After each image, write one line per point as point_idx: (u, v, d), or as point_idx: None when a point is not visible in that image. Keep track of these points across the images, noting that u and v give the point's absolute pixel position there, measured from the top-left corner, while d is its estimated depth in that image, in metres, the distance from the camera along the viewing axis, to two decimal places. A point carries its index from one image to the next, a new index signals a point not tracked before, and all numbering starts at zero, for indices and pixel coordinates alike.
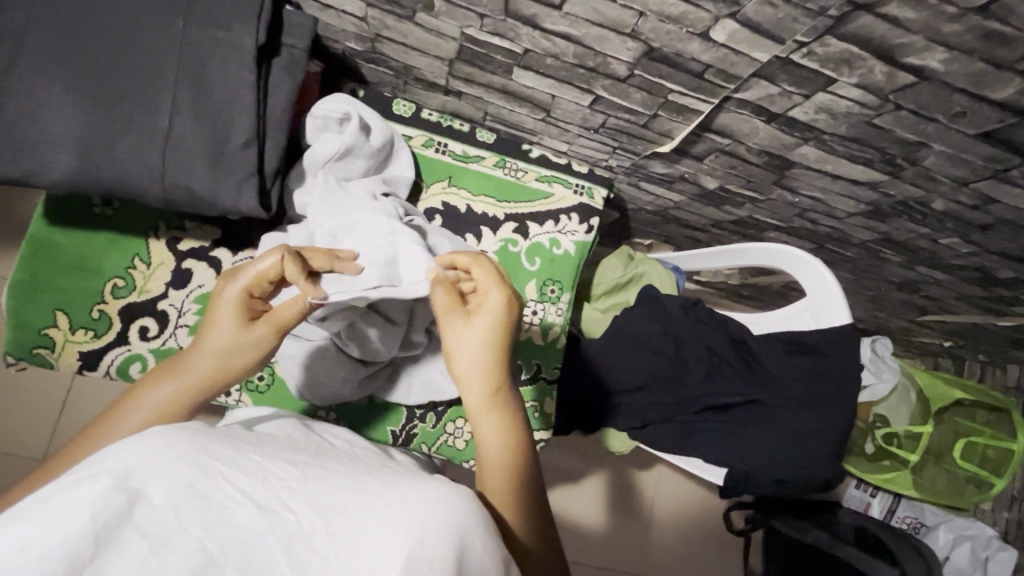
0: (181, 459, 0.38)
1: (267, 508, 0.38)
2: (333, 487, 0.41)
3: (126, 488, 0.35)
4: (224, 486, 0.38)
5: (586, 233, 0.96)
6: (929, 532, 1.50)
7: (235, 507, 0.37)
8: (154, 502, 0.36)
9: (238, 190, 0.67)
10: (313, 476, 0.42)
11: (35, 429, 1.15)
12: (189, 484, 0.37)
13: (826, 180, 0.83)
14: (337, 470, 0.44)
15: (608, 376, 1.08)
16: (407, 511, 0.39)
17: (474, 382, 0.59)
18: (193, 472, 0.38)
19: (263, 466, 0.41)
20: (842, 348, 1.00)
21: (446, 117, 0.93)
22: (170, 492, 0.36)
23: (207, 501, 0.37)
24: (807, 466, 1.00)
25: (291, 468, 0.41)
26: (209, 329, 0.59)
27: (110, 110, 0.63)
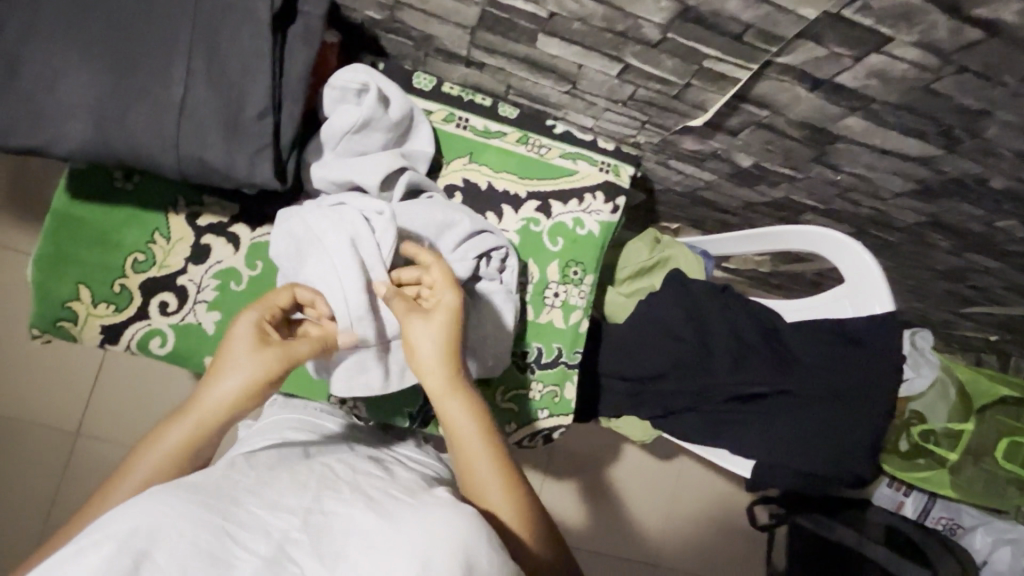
0: (184, 518, 0.40)
1: (273, 560, 0.40)
2: (337, 532, 0.43)
3: (130, 550, 0.38)
4: (228, 543, 0.40)
5: (611, 213, 0.93)
6: (966, 534, 1.45)
7: (239, 563, 0.39)
8: (158, 563, 0.38)
9: (253, 161, 0.65)
10: (315, 524, 0.43)
11: (63, 403, 1.17)
12: (191, 543, 0.39)
13: (872, 155, 0.77)
14: (343, 506, 0.45)
15: (630, 362, 1.04)
16: (411, 548, 0.41)
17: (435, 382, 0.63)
18: (195, 529, 0.40)
19: (265, 519, 0.43)
20: (880, 337, 0.95)
21: (467, 91, 0.90)
22: (173, 553, 0.38)
23: (213, 559, 0.39)
24: (840, 459, 0.95)
25: (291, 517, 0.43)
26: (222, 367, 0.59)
27: (125, 78, 0.62)
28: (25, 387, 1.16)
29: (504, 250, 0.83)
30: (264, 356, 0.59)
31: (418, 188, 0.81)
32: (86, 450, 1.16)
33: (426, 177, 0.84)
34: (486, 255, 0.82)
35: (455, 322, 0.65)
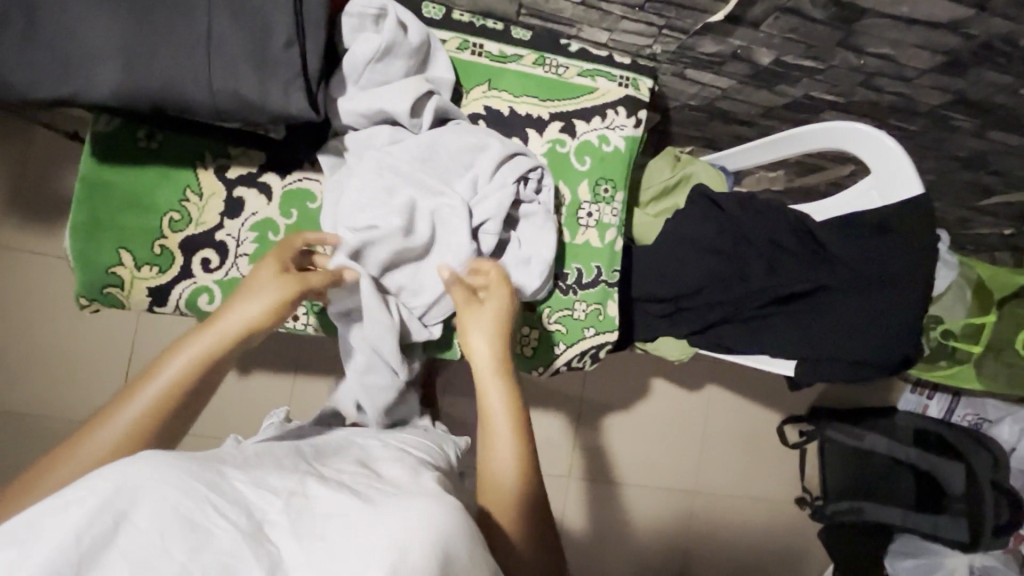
0: (169, 485, 0.41)
1: (252, 534, 0.41)
2: (316, 515, 0.44)
3: (112, 509, 0.38)
4: (209, 512, 0.41)
5: (634, 127, 0.92)
6: (994, 426, 1.52)
7: (219, 530, 0.40)
8: (137, 524, 0.38)
9: (287, 91, 0.64)
10: (294, 508, 0.44)
11: (101, 392, 1.18)
12: (175, 508, 0.40)
13: (899, 29, 0.77)
14: (323, 492, 0.47)
15: (665, 280, 1.05)
16: (386, 530, 0.43)
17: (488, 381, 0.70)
18: (179, 495, 0.40)
19: (246, 494, 0.44)
20: (912, 221, 0.95)
21: (478, 17, 0.89)
22: (156, 516, 0.39)
23: (193, 525, 0.39)
24: (883, 344, 0.97)
25: (274, 499, 0.45)
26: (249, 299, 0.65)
27: (150, 17, 0.61)
28: (66, 374, 1.16)
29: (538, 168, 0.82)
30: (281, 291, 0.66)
31: (445, 115, 0.81)
32: None
33: (451, 105, 0.83)
34: (523, 179, 0.82)
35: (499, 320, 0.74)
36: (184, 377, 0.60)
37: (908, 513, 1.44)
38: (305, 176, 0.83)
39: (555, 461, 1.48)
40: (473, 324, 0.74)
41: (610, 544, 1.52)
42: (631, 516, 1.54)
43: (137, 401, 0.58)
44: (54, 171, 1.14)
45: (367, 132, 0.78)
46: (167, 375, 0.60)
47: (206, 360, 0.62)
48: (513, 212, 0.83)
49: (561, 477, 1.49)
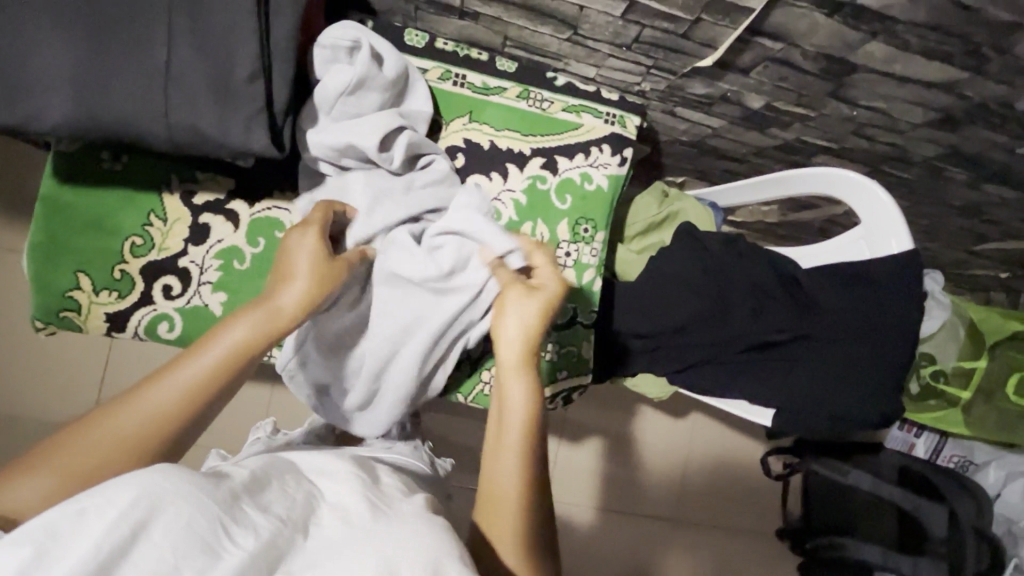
0: (185, 499, 0.39)
1: (257, 560, 0.39)
2: (309, 552, 0.43)
3: (129, 520, 0.36)
4: (221, 534, 0.39)
5: (619, 165, 0.90)
6: (978, 470, 1.46)
7: (227, 554, 0.38)
8: (153, 539, 0.37)
9: (248, 127, 0.61)
10: (293, 545, 0.43)
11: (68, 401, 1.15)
12: (191, 527, 0.38)
13: (892, 85, 0.74)
14: (323, 529, 0.45)
15: (646, 317, 1.02)
16: (375, 552, 0.43)
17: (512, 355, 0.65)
18: (196, 513, 0.39)
19: (258, 520, 0.42)
20: (900, 274, 0.92)
21: (462, 46, 0.86)
22: (172, 533, 0.37)
23: (205, 545, 0.38)
24: (865, 400, 0.95)
25: (277, 524, 0.43)
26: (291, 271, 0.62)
27: (105, 43, 0.58)
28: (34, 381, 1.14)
29: None
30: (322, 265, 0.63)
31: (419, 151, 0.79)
32: None
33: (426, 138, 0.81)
34: None
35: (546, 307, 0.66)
36: (219, 368, 0.56)
37: (889, 553, 1.39)
38: (274, 205, 0.80)
39: None
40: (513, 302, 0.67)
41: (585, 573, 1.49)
42: (607, 543, 1.52)
43: (169, 384, 0.54)
44: (28, 174, 1.12)
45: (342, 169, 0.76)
46: (208, 359, 0.56)
47: (255, 343, 0.57)
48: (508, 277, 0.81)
49: None
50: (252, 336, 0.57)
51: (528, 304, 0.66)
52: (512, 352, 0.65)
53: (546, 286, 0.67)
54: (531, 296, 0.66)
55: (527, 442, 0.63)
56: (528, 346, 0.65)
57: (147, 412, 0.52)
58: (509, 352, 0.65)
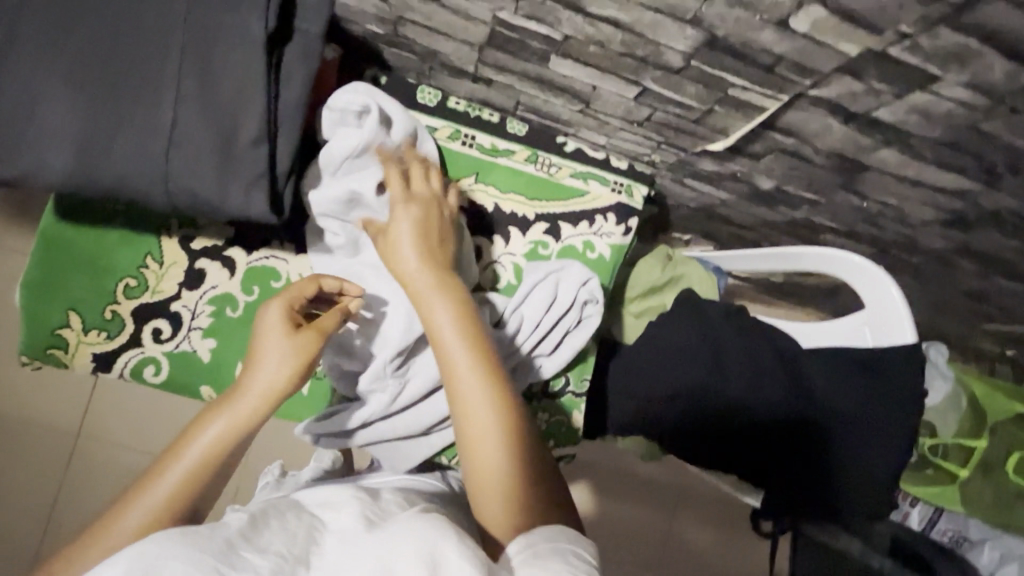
0: (176, 558, 0.40)
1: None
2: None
3: None
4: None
5: (622, 235, 0.89)
6: (972, 548, 1.22)
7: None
8: None
9: (248, 192, 0.61)
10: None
11: None
12: None
13: (904, 186, 0.72)
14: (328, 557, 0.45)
15: (639, 382, 1.00)
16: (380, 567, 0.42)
17: (417, 280, 0.64)
18: (185, 568, 0.39)
19: (257, 560, 0.42)
20: (904, 370, 0.91)
21: (474, 106, 0.85)
22: None
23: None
24: (857, 491, 0.93)
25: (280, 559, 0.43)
26: (260, 359, 0.62)
27: (113, 103, 0.58)
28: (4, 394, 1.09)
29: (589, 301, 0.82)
30: (299, 344, 0.62)
31: None
32: (92, 455, 1.09)
33: None
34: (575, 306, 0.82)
35: (427, 218, 0.69)
36: (198, 469, 0.58)
37: None
38: (271, 254, 0.80)
39: None
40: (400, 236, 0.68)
41: None
42: None
43: (158, 490, 0.56)
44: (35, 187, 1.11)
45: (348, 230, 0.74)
46: (189, 458, 0.58)
47: (230, 435, 0.60)
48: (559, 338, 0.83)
49: None
50: (228, 430, 0.59)
51: (408, 224, 0.68)
52: (422, 287, 0.63)
53: (420, 199, 0.71)
54: (408, 215, 0.69)
55: (480, 359, 0.58)
56: (428, 259, 0.66)
57: (134, 522, 0.54)
58: (413, 280, 0.64)
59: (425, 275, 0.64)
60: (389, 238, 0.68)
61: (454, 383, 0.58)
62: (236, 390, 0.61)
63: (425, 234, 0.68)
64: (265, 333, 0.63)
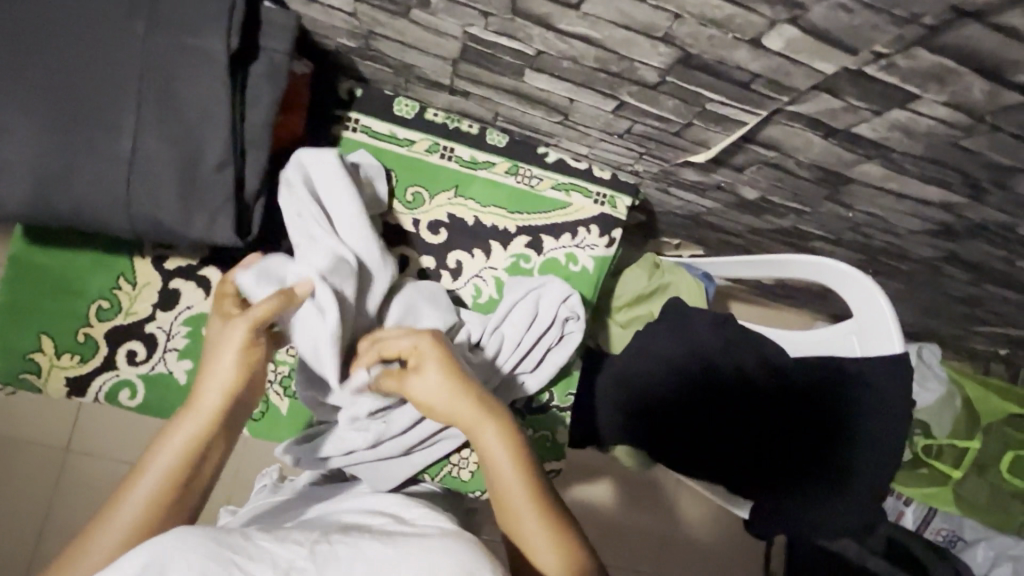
0: (192, 551, 0.39)
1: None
2: (348, 563, 0.41)
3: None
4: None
5: (606, 247, 0.88)
6: (966, 548, 1.19)
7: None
8: None
9: (213, 218, 0.60)
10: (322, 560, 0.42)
11: None
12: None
13: (889, 198, 0.71)
14: (353, 541, 0.43)
15: (627, 395, 1.00)
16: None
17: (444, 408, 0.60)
18: (202, 563, 0.38)
19: (277, 554, 0.41)
20: (892, 379, 0.88)
21: (452, 118, 0.84)
22: None
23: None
24: (851, 507, 0.90)
25: (301, 548, 0.42)
26: (211, 360, 0.57)
27: (68, 130, 0.56)
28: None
29: (572, 316, 0.81)
30: (235, 329, 0.57)
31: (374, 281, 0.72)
32: None
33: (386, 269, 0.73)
34: (559, 322, 0.80)
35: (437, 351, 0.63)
36: (168, 475, 0.52)
37: None
38: None
39: None
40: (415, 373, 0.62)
41: None
42: None
43: (126, 508, 0.50)
44: None
45: (344, 283, 0.67)
46: (153, 472, 0.52)
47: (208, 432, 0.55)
48: (543, 355, 0.81)
49: None
50: (193, 431, 0.54)
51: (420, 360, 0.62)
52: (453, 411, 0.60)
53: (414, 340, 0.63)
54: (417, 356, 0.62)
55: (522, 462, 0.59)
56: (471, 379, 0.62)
57: (107, 545, 0.48)
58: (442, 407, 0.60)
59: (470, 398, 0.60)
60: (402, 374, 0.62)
61: (514, 517, 0.57)
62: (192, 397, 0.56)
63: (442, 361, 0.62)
64: (210, 334, 0.59)
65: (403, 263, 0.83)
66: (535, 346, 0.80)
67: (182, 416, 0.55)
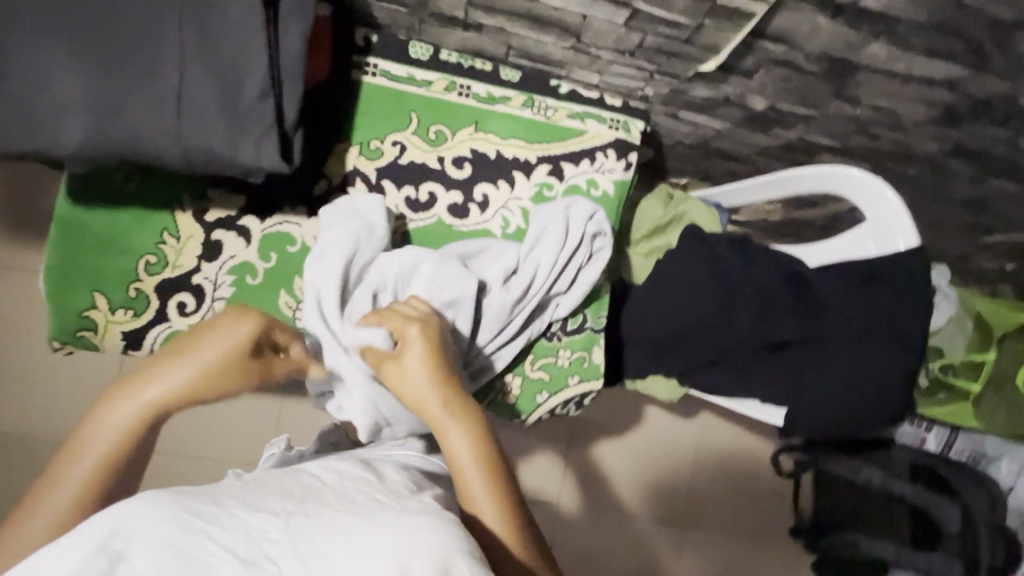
0: (161, 518, 0.40)
1: (249, 562, 0.40)
2: (318, 533, 0.42)
3: (107, 550, 0.39)
4: (206, 543, 0.40)
5: (624, 170, 0.90)
6: (991, 463, 1.31)
7: (216, 562, 0.39)
8: (134, 564, 0.38)
9: (259, 144, 0.63)
10: (296, 523, 0.42)
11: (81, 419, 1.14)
12: (171, 544, 0.39)
13: (895, 85, 0.75)
14: (326, 510, 0.44)
15: (654, 322, 1.03)
16: (378, 551, 0.42)
17: (424, 394, 0.63)
18: (175, 531, 0.40)
19: (247, 521, 0.42)
20: (906, 273, 0.93)
21: (466, 57, 0.86)
22: (152, 554, 0.39)
23: (189, 559, 0.39)
24: (876, 399, 0.95)
25: (274, 518, 0.42)
26: (183, 359, 0.57)
27: (119, 67, 0.59)
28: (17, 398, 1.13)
29: (598, 232, 0.84)
30: (243, 367, 0.59)
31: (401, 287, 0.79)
32: None
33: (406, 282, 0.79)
34: (589, 237, 0.83)
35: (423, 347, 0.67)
36: (107, 460, 0.53)
37: (902, 551, 1.39)
38: (285, 219, 0.81)
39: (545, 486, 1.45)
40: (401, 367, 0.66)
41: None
42: (615, 543, 1.50)
43: (63, 488, 0.51)
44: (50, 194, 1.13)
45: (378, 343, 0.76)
46: (96, 455, 0.53)
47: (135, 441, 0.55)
48: (576, 272, 0.85)
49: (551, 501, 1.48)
50: (141, 417, 0.55)
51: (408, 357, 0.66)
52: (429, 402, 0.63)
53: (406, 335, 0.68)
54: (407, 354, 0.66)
55: (478, 447, 0.61)
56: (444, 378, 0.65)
57: (44, 523, 0.49)
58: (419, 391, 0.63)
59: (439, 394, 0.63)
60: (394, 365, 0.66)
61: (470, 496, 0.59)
62: (140, 377, 0.57)
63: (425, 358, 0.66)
64: (210, 339, 0.59)
65: (433, 199, 0.86)
66: (571, 262, 0.83)
67: (136, 404, 0.55)
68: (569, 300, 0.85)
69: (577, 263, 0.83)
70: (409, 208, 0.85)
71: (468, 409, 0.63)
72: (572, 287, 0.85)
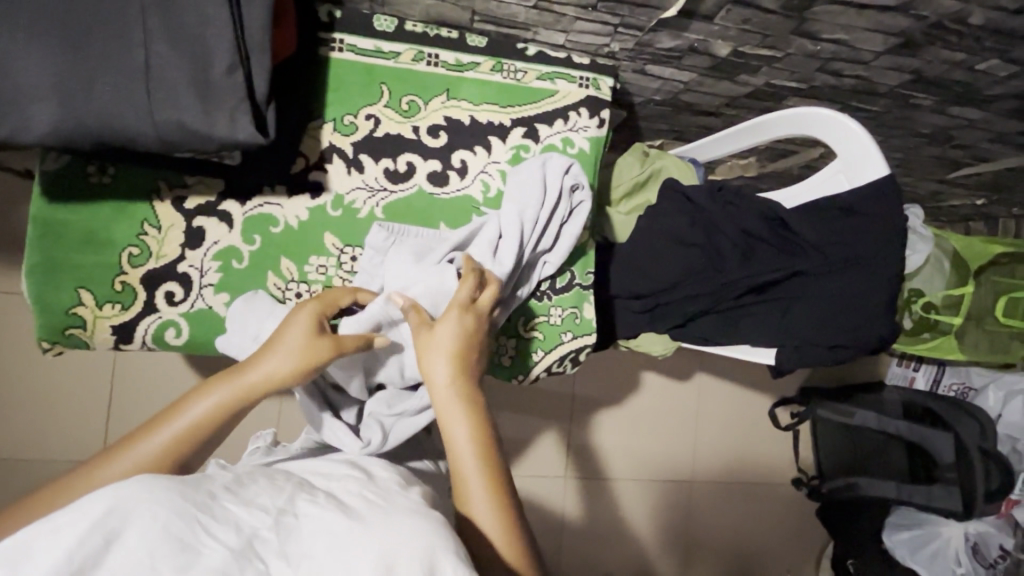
0: (159, 503, 0.41)
1: (241, 552, 0.41)
2: (306, 533, 0.44)
3: (103, 529, 0.38)
4: (200, 532, 0.40)
5: (598, 127, 0.92)
6: (977, 395, 1.45)
7: (208, 551, 0.40)
8: (128, 544, 0.38)
9: (233, 116, 0.63)
10: (284, 526, 0.44)
11: (71, 433, 1.12)
12: (166, 529, 0.39)
13: (851, 14, 0.79)
14: (315, 508, 0.46)
15: (641, 279, 1.05)
16: (364, 545, 0.43)
17: (439, 379, 0.67)
18: (170, 515, 0.40)
19: (238, 516, 0.43)
20: (880, 201, 0.95)
21: (430, 26, 0.86)
22: (145, 538, 0.39)
23: (183, 545, 0.39)
24: (863, 329, 0.97)
25: (265, 516, 0.44)
26: (268, 350, 0.68)
27: (83, 48, 0.58)
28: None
29: (576, 185, 0.86)
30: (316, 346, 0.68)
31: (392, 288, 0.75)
32: None
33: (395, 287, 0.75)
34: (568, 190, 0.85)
35: (460, 332, 0.69)
36: (186, 433, 0.63)
37: (902, 487, 1.40)
38: (265, 201, 0.82)
39: (548, 461, 1.45)
40: (431, 347, 0.69)
41: (603, 545, 1.48)
42: (624, 511, 1.50)
43: (147, 443, 0.62)
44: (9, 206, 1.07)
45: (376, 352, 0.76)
46: (182, 422, 0.64)
47: (226, 406, 0.66)
48: (559, 228, 0.86)
49: (557, 476, 1.45)
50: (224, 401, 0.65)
51: (440, 339, 0.69)
52: (443, 388, 0.67)
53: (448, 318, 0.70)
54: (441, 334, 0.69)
55: (477, 438, 0.65)
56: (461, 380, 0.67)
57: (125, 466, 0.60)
58: (435, 375, 0.67)
59: (455, 397, 0.66)
60: (425, 338, 0.70)
61: (463, 478, 0.64)
62: (242, 366, 0.68)
63: (460, 346, 0.69)
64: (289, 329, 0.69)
65: (412, 169, 0.86)
66: (555, 219, 0.85)
67: (227, 385, 0.66)
68: (556, 257, 0.87)
69: (559, 217, 0.85)
70: (389, 180, 0.86)
71: (473, 402, 0.67)
72: (557, 244, 0.87)
